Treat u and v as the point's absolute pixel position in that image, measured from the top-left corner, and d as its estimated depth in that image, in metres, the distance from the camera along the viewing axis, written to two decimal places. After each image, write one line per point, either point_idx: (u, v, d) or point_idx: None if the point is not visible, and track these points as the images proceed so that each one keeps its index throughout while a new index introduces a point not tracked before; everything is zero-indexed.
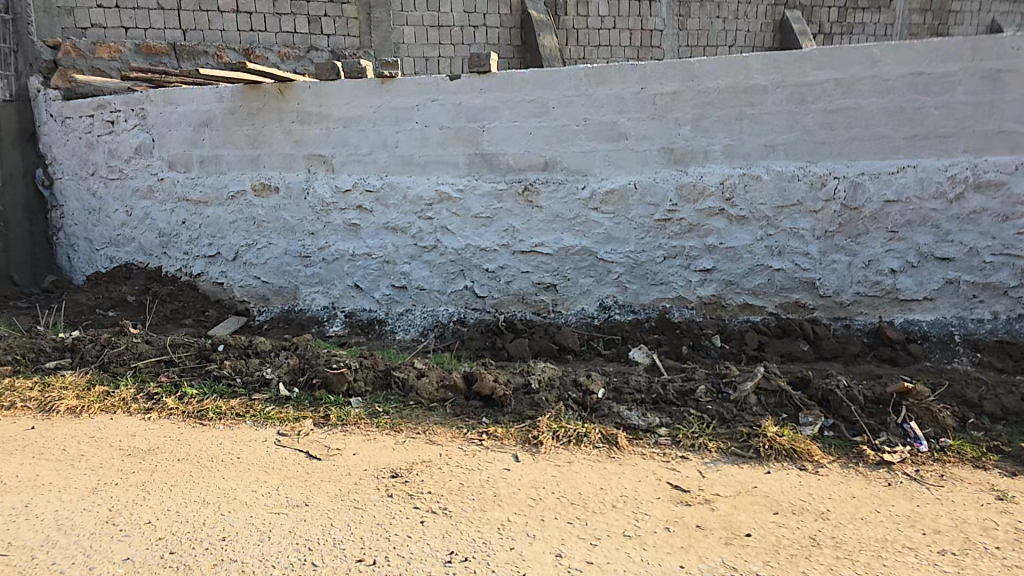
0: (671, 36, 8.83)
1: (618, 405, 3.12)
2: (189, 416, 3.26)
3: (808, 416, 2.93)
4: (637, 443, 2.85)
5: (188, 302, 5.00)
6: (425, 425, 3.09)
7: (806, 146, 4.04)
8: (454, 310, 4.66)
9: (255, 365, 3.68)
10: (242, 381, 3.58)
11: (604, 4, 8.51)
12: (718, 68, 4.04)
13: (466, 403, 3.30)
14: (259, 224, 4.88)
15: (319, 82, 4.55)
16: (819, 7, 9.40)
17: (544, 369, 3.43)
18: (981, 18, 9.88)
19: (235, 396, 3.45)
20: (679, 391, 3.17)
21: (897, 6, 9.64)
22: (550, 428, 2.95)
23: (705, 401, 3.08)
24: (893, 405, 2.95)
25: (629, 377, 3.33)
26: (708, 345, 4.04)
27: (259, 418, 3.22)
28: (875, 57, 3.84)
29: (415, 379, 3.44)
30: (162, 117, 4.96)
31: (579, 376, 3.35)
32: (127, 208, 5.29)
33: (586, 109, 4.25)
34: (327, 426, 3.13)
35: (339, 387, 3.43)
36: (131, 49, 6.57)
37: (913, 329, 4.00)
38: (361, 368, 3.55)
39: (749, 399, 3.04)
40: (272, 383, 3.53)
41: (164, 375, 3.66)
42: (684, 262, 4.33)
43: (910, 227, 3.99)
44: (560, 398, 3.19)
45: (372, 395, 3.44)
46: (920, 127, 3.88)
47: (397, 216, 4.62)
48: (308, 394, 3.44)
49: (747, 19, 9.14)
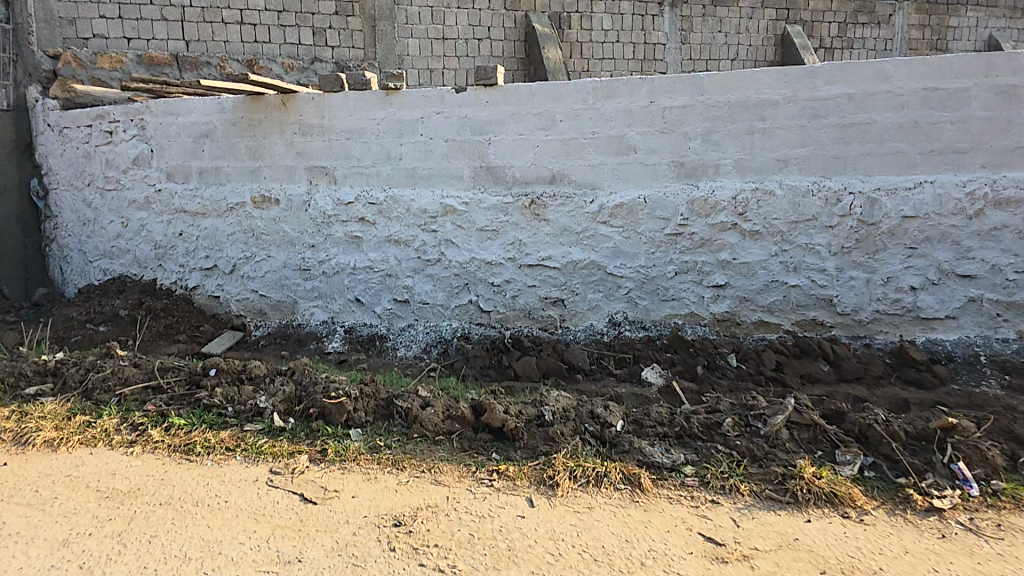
0: (675, 51, 8.91)
1: (640, 439, 2.94)
2: (176, 451, 3.07)
3: (847, 454, 2.75)
4: (661, 484, 2.66)
5: (182, 317, 4.83)
6: (431, 462, 2.91)
7: (821, 160, 3.95)
8: (459, 325, 4.51)
9: (248, 394, 3.51)
10: (234, 410, 3.40)
11: (608, 18, 8.58)
12: (728, 82, 3.96)
13: (474, 436, 3.12)
14: (258, 237, 4.76)
15: (321, 94, 4.46)
16: (818, 22, 9.49)
17: (557, 400, 3.29)
18: (979, 34, 9.99)
19: (226, 427, 3.27)
20: (704, 424, 3.01)
21: (895, 22, 9.74)
22: (566, 467, 2.77)
23: (733, 435, 2.91)
24: (939, 443, 2.78)
25: (650, 409, 3.17)
26: (724, 365, 3.88)
27: (251, 453, 3.04)
28: (888, 72, 3.76)
29: (419, 410, 3.25)
30: (161, 128, 4.86)
31: (597, 407, 3.19)
32: (123, 220, 5.17)
33: (593, 122, 4.16)
34: (324, 463, 2.95)
35: (337, 418, 3.26)
36: (132, 59, 6.65)
37: (936, 349, 3.88)
38: (362, 398, 3.37)
39: (780, 434, 2.88)
40: (266, 413, 3.35)
41: (149, 404, 3.47)
42: (696, 278, 4.20)
43: (930, 244, 3.89)
44: (576, 431, 3.03)
45: (372, 425, 3.27)
46: (936, 143, 3.79)
47: (400, 229, 4.50)
48: (305, 425, 3.28)
49: (748, 33, 9.21)
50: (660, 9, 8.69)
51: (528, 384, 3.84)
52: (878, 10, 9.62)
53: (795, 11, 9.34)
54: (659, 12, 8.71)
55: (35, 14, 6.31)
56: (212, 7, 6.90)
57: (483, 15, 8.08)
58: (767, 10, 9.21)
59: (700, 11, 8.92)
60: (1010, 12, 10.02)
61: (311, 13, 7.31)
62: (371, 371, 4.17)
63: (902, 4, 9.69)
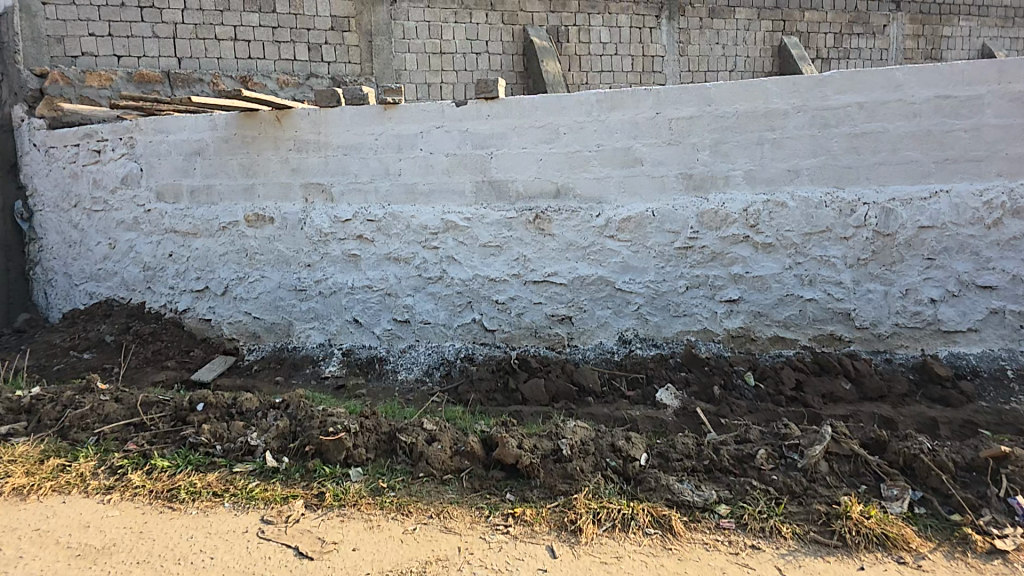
0: (673, 63, 8.95)
1: (666, 476, 2.76)
2: (157, 498, 2.85)
3: (893, 488, 2.59)
4: (694, 527, 2.47)
5: (172, 342, 4.63)
6: (439, 506, 2.71)
7: (833, 171, 3.84)
8: (462, 345, 4.33)
9: (238, 430, 3.31)
10: (223, 449, 3.20)
11: (605, 31, 8.62)
12: (736, 92, 3.87)
13: (485, 474, 2.94)
14: (251, 256, 4.57)
15: (317, 109, 4.34)
16: (814, 33, 9.58)
17: (574, 432, 3.10)
18: (972, 43, 10.14)
19: (213, 469, 3.06)
20: (735, 456, 2.85)
21: (890, 33, 9.85)
22: (588, 510, 2.58)
23: (767, 469, 2.76)
24: (992, 475, 2.61)
25: (675, 441, 3.00)
26: (741, 385, 3.74)
27: (240, 499, 2.83)
28: (899, 80, 3.68)
29: (425, 446, 3.06)
30: (151, 146, 4.71)
31: (617, 439, 3.01)
32: (111, 241, 4.97)
33: (598, 134, 4.05)
34: (321, 509, 2.74)
35: (336, 456, 3.06)
36: (122, 77, 6.55)
37: (960, 363, 3.76)
38: (362, 432, 3.19)
39: (819, 466, 2.71)
40: (257, 453, 3.15)
41: (131, 444, 3.25)
42: (708, 293, 4.06)
43: (948, 254, 3.78)
44: (596, 467, 2.85)
45: (374, 463, 3.08)
46: (950, 151, 3.70)
47: (400, 246, 4.34)
48: (300, 464, 3.08)
49: (745, 45, 9.27)
50: (658, 21, 8.74)
51: (536, 409, 3.66)
52: (872, 21, 9.74)
53: (791, 23, 9.43)
54: (657, 25, 8.76)
55: (22, 33, 6.22)
56: (204, 24, 6.84)
57: (480, 30, 8.09)
58: (763, 22, 9.28)
59: (697, 23, 8.98)
60: (1002, 22, 10.17)
61: (306, 29, 7.27)
62: (371, 397, 3.96)
63: (896, 15, 9.81)
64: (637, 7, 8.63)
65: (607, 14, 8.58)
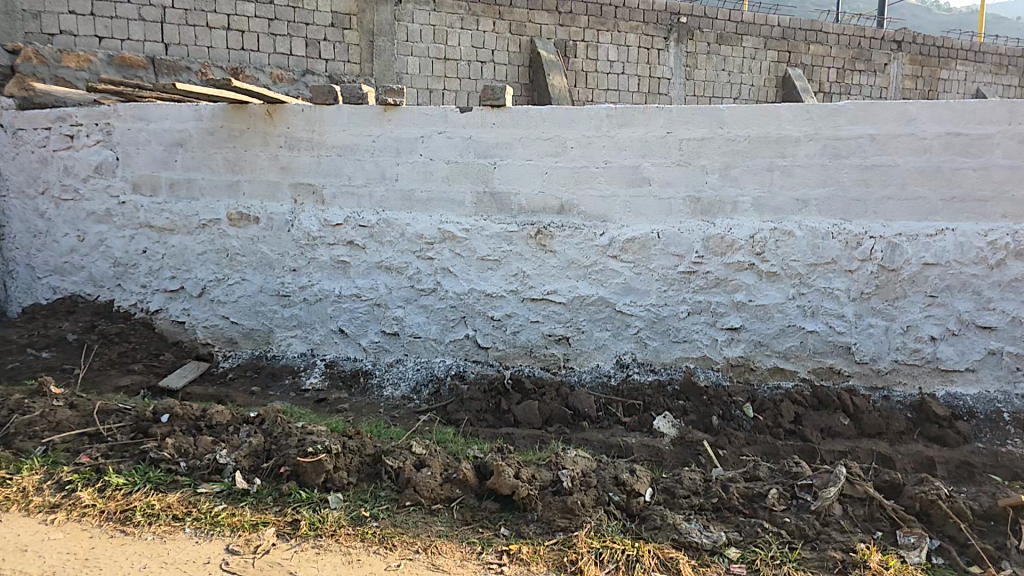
0: (678, 86, 9.18)
1: (672, 514, 2.61)
2: (108, 520, 2.57)
3: (910, 536, 2.48)
4: (704, 572, 2.31)
5: (141, 344, 4.32)
6: (427, 539, 2.50)
7: (841, 203, 3.79)
8: (453, 362, 4.13)
9: (205, 446, 3.03)
10: (187, 466, 2.92)
11: (614, 49, 8.73)
12: (749, 116, 3.78)
13: (477, 506, 2.74)
14: (232, 257, 4.30)
15: (312, 106, 4.11)
16: (817, 67, 9.95)
17: (575, 462, 2.92)
18: (967, 88, 10.70)
19: (175, 489, 2.78)
20: (745, 495, 2.72)
21: (890, 71, 10.28)
22: (590, 549, 2.40)
23: (779, 510, 2.61)
24: (1010, 525, 2.54)
25: (681, 476, 2.86)
26: (740, 416, 3.62)
27: (203, 524, 2.56)
28: (912, 114, 3.64)
29: (413, 472, 2.84)
30: (130, 134, 4.41)
31: (620, 472, 2.85)
32: (79, 233, 4.62)
33: (606, 151, 3.92)
34: (295, 539, 2.50)
35: (314, 479, 2.82)
36: (102, 60, 6.36)
37: (957, 403, 3.71)
38: (345, 454, 2.96)
39: (832, 509, 2.60)
40: (225, 472, 2.88)
41: (83, 456, 2.95)
42: (710, 319, 3.94)
43: (950, 292, 3.74)
44: (598, 501, 2.67)
45: (355, 489, 2.84)
46: (958, 189, 3.68)
47: (392, 255, 4.13)
48: (273, 487, 2.83)
49: (751, 74, 9.61)
50: (666, 43, 8.95)
51: (529, 433, 3.48)
52: (874, 59, 10.13)
53: (796, 55, 9.76)
54: (665, 47, 8.97)
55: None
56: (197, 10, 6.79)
57: (486, 38, 8.16)
58: (769, 52, 9.58)
59: (704, 49, 9.24)
60: (995, 69, 10.72)
61: (305, 23, 7.24)
62: (352, 414, 3.73)
63: (897, 54, 10.25)
64: (647, 29, 8.80)
65: (616, 32, 8.69)
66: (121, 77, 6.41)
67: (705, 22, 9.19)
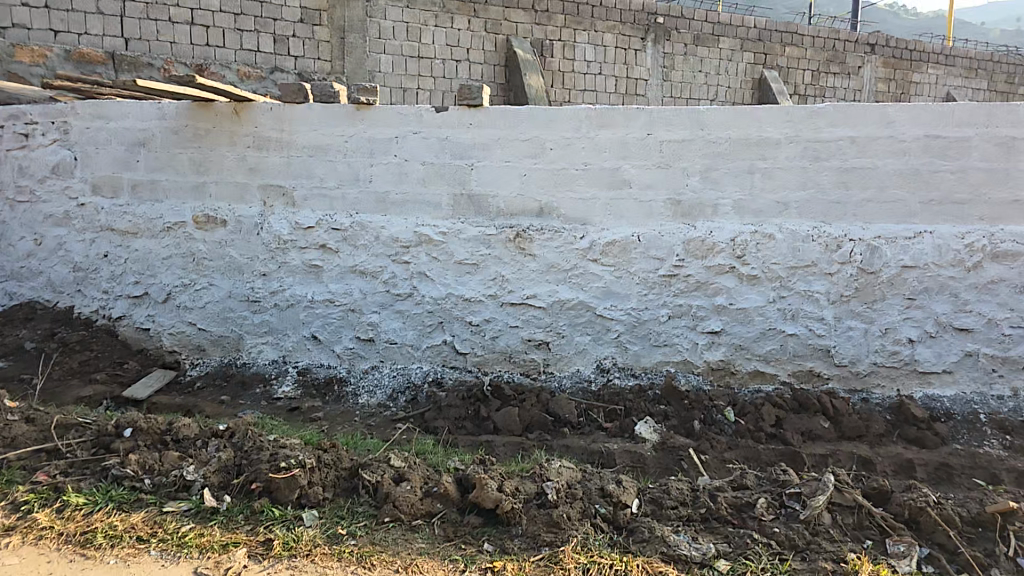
0: (656, 87, 9.86)
1: (660, 525, 2.48)
2: (68, 543, 2.32)
3: (899, 544, 2.39)
4: None
5: (103, 352, 4.14)
6: (407, 558, 2.30)
7: (820, 205, 3.76)
8: (430, 368, 4.01)
9: (172, 462, 2.75)
10: (152, 483, 2.65)
11: (591, 49, 9.36)
12: (729, 117, 3.73)
13: (460, 521, 2.53)
14: (199, 261, 4.13)
15: (281, 105, 3.96)
16: (794, 69, 10.81)
17: (560, 473, 2.75)
18: (938, 91, 11.60)
19: (140, 508, 2.52)
20: (734, 504, 2.60)
21: (864, 74, 11.12)
22: (578, 564, 2.25)
23: (768, 520, 2.51)
24: (999, 531, 2.49)
25: (669, 486, 2.72)
26: (721, 421, 3.56)
27: (169, 546, 2.32)
28: (891, 117, 3.63)
29: (392, 486, 2.63)
30: (89, 133, 4.21)
31: (607, 482, 2.70)
32: (37, 237, 4.40)
33: (585, 152, 3.84)
34: (267, 561, 2.27)
35: (287, 496, 2.58)
36: (58, 54, 6.83)
37: (935, 405, 3.70)
38: (320, 468, 2.73)
39: (822, 518, 2.50)
40: (194, 489, 2.61)
41: (40, 474, 2.67)
42: (690, 323, 3.89)
43: (928, 295, 3.74)
44: (584, 513, 2.51)
45: (331, 505, 2.61)
46: (936, 192, 3.67)
47: (367, 258, 4.00)
48: (244, 504, 2.58)
49: (726, 75, 10.33)
50: (642, 45, 9.61)
51: (509, 441, 3.37)
52: (848, 62, 10.97)
53: (773, 56, 10.58)
54: (642, 48, 9.62)
55: None
56: (160, 4, 7.13)
57: (461, 36, 8.64)
58: (745, 53, 10.34)
59: (682, 49, 9.92)
60: (966, 72, 11.62)
61: (273, 18, 7.65)
62: (326, 423, 3.58)
63: (870, 58, 11.08)
64: (624, 29, 9.46)
65: (593, 32, 9.30)
66: (78, 72, 6.89)
67: (682, 23, 9.82)
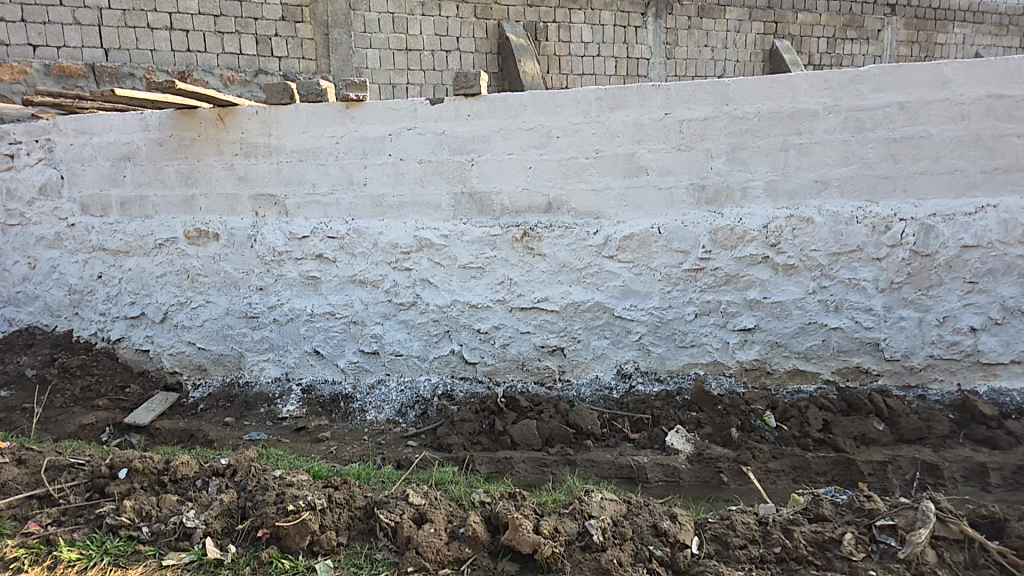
0: (659, 66, 9.38)
1: (728, 570, 2.08)
2: None
3: None
4: None
5: (103, 377, 3.99)
6: None
7: (865, 182, 3.34)
8: (438, 380, 3.76)
9: (170, 506, 2.51)
10: (150, 531, 2.42)
11: (587, 30, 8.91)
12: (758, 89, 3.33)
13: (492, 567, 2.23)
14: (193, 278, 3.95)
15: (267, 108, 3.72)
16: (806, 36, 10.16)
17: (603, 508, 2.37)
18: (967, 51, 10.77)
19: (137, 562, 2.30)
20: (813, 542, 2.17)
21: (885, 38, 10.42)
22: None
23: (859, 561, 2.07)
24: None
25: (730, 519, 2.31)
26: (761, 427, 3.21)
27: None
28: (946, 77, 3.18)
29: (413, 529, 2.32)
30: (74, 150, 4.05)
31: (658, 517, 2.31)
32: (30, 260, 4.29)
33: (596, 138, 3.50)
34: None
35: (297, 543, 2.32)
36: (41, 70, 6.80)
37: (1004, 400, 3.28)
38: (332, 509, 2.46)
39: (926, 556, 2.06)
40: (194, 538, 2.37)
41: (29, 524, 2.46)
42: (720, 320, 3.54)
43: (993, 277, 3.29)
44: (636, 557, 2.15)
45: (346, 552, 2.35)
46: (1001, 159, 3.21)
47: (366, 266, 3.75)
48: (250, 554, 2.33)
49: (735, 48, 9.76)
50: (643, 21, 9.10)
51: (529, 458, 3.10)
52: (867, 25, 10.26)
53: (783, 25, 9.97)
54: (643, 24, 9.12)
55: None
56: (136, 10, 6.98)
57: (450, 24, 8.27)
58: (755, 23, 9.76)
59: (685, 24, 9.40)
60: (996, 29, 10.82)
61: (253, 18, 7.40)
62: (334, 444, 3.35)
63: (891, 19, 10.37)
64: (622, 5, 8.96)
65: (589, 10, 8.85)
66: (62, 87, 6.84)
67: None
